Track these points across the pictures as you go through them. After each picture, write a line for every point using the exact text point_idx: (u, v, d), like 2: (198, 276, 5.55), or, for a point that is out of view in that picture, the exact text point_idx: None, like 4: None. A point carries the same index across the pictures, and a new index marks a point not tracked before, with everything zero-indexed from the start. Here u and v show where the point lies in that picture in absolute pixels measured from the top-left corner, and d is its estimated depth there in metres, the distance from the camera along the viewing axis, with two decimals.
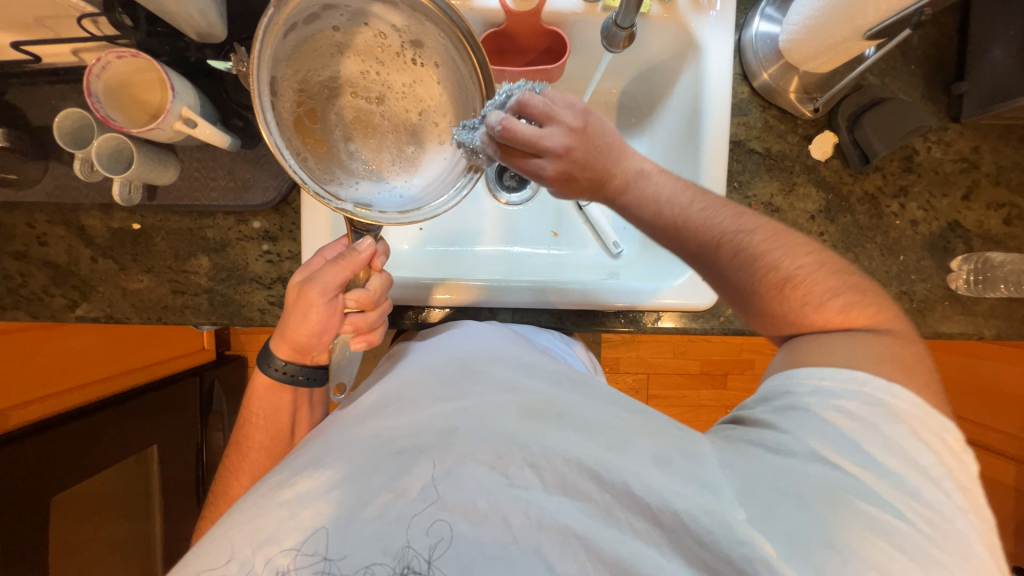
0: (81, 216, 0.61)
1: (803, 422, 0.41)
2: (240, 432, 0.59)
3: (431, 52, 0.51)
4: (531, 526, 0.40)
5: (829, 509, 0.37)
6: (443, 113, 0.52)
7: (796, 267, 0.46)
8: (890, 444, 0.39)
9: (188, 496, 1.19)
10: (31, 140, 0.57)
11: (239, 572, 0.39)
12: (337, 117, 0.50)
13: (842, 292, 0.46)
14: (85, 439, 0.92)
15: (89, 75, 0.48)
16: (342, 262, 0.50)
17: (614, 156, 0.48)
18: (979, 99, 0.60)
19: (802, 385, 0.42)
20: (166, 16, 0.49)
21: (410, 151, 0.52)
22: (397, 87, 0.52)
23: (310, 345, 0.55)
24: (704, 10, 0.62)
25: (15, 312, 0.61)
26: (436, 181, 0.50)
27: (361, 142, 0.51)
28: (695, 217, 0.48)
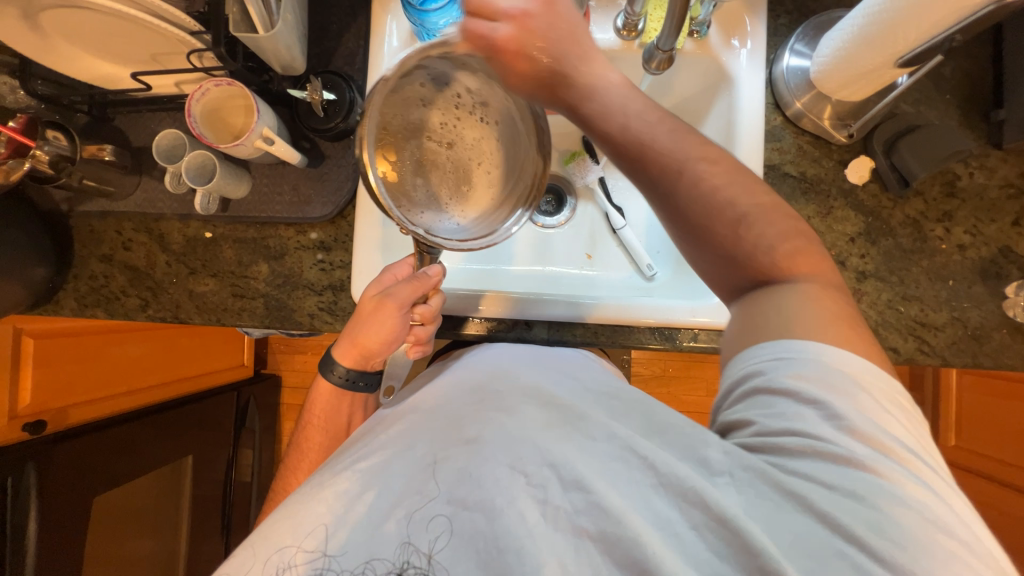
0: (162, 225, 0.68)
1: (773, 408, 0.39)
2: (298, 433, 0.65)
3: (499, 115, 0.53)
4: (547, 525, 0.41)
5: (838, 506, 0.35)
6: (497, 163, 0.53)
7: (751, 206, 0.45)
8: (872, 420, 0.37)
9: (215, 512, 1.20)
10: (131, 157, 0.65)
11: (278, 551, 0.44)
12: (409, 158, 0.51)
13: (792, 238, 0.45)
14: (130, 441, 0.97)
15: (191, 100, 0.57)
16: (414, 281, 0.56)
17: (581, 57, 0.49)
18: (1019, 125, 0.61)
19: (769, 367, 0.40)
20: (260, 51, 0.57)
21: (466, 190, 0.54)
22: (467, 139, 0.53)
23: (375, 351, 0.61)
24: (734, 47, 0.66)
25: (95, 309, 0.68)
26: (488, 217, 0.53)
27: (425, 181, 0.52)
28: (654, 136, 0.47)
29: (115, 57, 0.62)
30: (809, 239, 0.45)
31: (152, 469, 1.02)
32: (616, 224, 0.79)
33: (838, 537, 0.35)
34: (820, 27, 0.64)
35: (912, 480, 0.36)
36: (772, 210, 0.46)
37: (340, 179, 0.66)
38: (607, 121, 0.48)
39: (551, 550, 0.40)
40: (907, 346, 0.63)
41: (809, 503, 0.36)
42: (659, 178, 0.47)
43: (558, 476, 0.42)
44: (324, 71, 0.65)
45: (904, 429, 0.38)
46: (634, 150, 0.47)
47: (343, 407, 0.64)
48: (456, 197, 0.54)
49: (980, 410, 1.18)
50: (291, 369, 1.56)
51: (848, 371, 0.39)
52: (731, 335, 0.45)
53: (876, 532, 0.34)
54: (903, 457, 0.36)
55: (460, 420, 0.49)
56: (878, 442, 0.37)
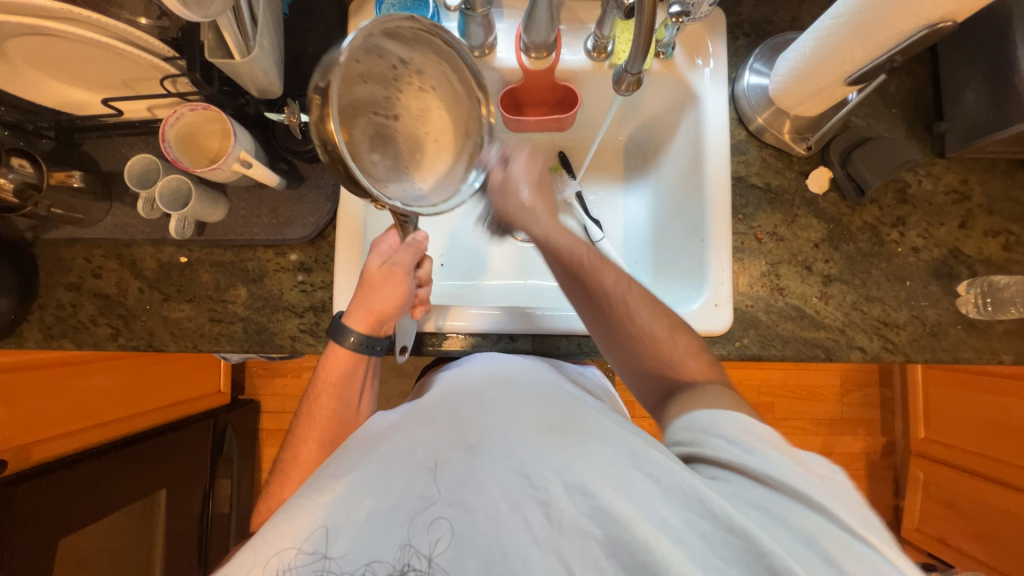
0: (134, 251, 0.66)
1: (711, 468, 0.43)
2: (308, 401, 0.62)
3: (433, 75, 0.55)
4: (551, 529, 0.42)
5: (782, 523, 0.39)
6: (444, 129, 0.57)
7: (662, 328, 0.55)
8: (797, 457, 0.42)
9: (191, 548, 1.15)
10: (101, 183, 0.64)
11: (274, 557, 0.43)
12: (361, 133, 0.51)
13: (697, 356, 0.54)
14: (100, 477, 0.92)
15: (166, 124, 0.56)
16: (412, 247, 0.60)
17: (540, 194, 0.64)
18: (959, 136, 0.66)
19: (699, 437, 0.45)
20: (236, 76, 0.57)
21: (418, 157, 0.56)
22: (413, 110, 0.55)
23: (390, 315, 0.60)
24: (697, 67, 0.70)
25: (62, 340, 0.65)
26: (443, 181, 0.56)
27: (381, 155, 0.53)
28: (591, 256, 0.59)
29: (83, 82, 0.61)
30: (709, 355, 0.55)
31: (122, 506, 0.97)
32: (594, 237, 0.80)
33: (805, 547, 0.37)
34: (776, 48, 0.69)
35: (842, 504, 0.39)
36: (673, 331, 0.55)
37: (319, 200, 0.66)
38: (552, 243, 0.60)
39: (553, 551, 0.41)
40: (873, 345, 0.67)
41: (767, 516, 0.39)
42: (593, 291, 0.56)
43: (561, 479, 0.43)
44: (301, 95, 0.65)
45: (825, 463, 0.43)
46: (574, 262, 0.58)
47: (356, 375, 0.61)
48: (414, 164, 0.56)
49: (946, 402, 1.24)
50: (270, 393, 1.52)
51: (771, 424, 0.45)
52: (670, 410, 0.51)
53: (817, 539, 0.37)
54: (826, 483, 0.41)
55: (459, 427, 0.50)
56: (805, 469, 0.41)
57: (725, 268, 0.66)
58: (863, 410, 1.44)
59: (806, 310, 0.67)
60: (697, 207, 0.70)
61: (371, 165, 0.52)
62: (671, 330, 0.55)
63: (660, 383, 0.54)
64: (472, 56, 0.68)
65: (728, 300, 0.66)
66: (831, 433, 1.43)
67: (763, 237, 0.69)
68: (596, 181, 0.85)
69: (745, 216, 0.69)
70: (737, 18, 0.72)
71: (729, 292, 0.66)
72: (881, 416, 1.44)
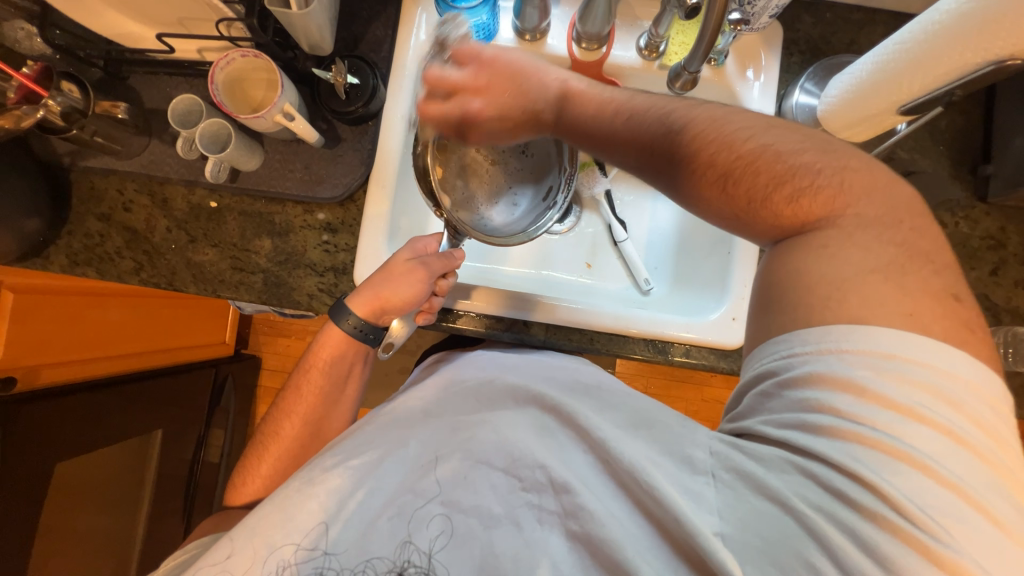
0: (166, 190, 0.67)
1: (779, 408, 0.38)
2: (297, 375, 0.65)
3: (538, 148, 0.66)
4: (543, 527, 0.45)
5: (810, 510, 0.36)
6: (523, 185, 0.67)
7: (767, 145, 0.41)
8: (879, 425, 0.34)
9: (178, 492, 1.16)
10: (142, 118, 0.64)
11: (269, 551, 0.45)
12: (458, 161, 0.65)
13: (822, 174, 0.40)
14: (99, 410, 0.93)
15: (216, 68, 0.57)
16: (445, 259, 0.61)
17: (534, 74, 0.52)
18: (1004, 181, 0.65)
19: (782, 367, 0.38)
20: (290, 26, 0.57)
21: (494, 198, 0.67)
22: (507, 164, 0.67)
23: (394, 309, 0.62)
24: (748, 79, 0.69)
25: (87, 268, 0.66)
26: (506, 222, 0.67)
27: (468, 183, 0.66)
28: (625, 127, 0.47)
29: (139, 15, 0.62)
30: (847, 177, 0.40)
31: (119, 440, 0.98)
32: (618, 236, 0.80)
33: (805, 536, 0.35)
34: (830, 69, 0.68)
35: (917, 496, 0.33)
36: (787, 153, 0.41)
37: (353, 163, 0.66)
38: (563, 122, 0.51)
39: (542, 549, 0.44)
40: None
41: (787, 508, 0.36)
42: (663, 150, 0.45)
43: (548, 480, 0.45)
44: (349, 56, 0.65)
45: (931, 428, 0.33)
46: (625, 138, 0.47)
47: (347, 357, 0.65)
48: (492, 197, 0.67)
49: None
50: (272, 352, 1.53)
51: (872, 362, 0.35)
52: (753, 315, 0.42)
53: (846, 534, 0.34)
54: (908, 462, 0.33)
55: (456, 424, 0.52)
56: (880, 446, 0.34)
57: (748, 283, 0.67)
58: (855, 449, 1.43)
59: None
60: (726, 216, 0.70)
61: (455, 186, 0.65)
62: (785, 164, 0.40)
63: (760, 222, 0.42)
64: (523, 38, 0.68)
65: (746, 316, 0.66)
66: None
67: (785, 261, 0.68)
68: (627, 182, 0.84)
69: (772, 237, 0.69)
70: (795, 34, 0.71)
71: (748, 309, 0.66)
72: None
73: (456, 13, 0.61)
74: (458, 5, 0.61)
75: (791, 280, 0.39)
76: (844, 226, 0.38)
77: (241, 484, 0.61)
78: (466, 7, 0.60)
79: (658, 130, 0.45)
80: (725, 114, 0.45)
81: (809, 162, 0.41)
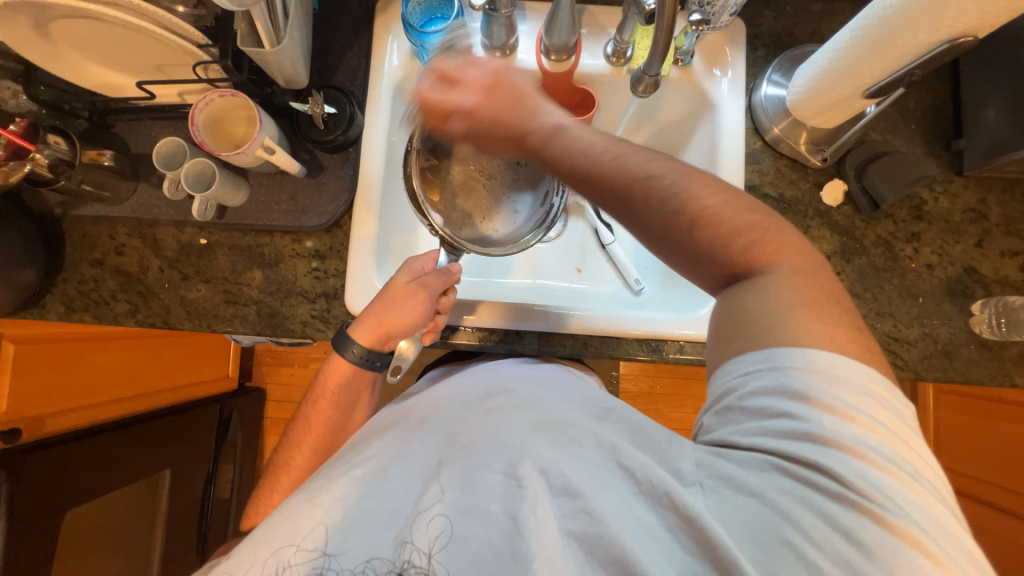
0: (156, 231, 0.68)
1: (742, 419, 0.39)
2: (305, 407, 0.66)
3: (530, 158, 0.66)
4: (538, 524, 0.43)
5: (789, 502, 0.36)
6: (518, 196, 0.68)
7: (704, 203, 0.43)
8: (827, 425, 0.36)
9: (190, 531, 1.16)
10: (129, 163, 0.66)
11: (274, 555, 0.46)
12: (450, 180, 0.66)
13: (746, 229, 0.42)
14: (108, 454, 0.94)
15: (196, 109, 0.59)
16: (443, 275, 0.62)
17: (530, 112, 0.48)
18: (978, 154, 0.65)
19: (741, 382, 0.39)
20: (265, 64, 0.59)
21: (489, 210, 0.68)
22: (501, 178, 0.67)
23: (398, 332, 0.63)
24: (716, 76, 0.71)
25: (83, 314, 0.67)
26: (508, 234, 0.68)
27: (462, 200, 0.67)
28: (607, 163, 0.45)
29: (120, 65, 0.64)
30: (771, 222, 0.43)
31: (127, 483, 0.98)
32: (605, 240, 0.81)
33: (786, 521, 0.36)
34: (795, 59, 0.69)
35: (863, 479, 0.35)
36: (733, 207, 0.43)
37: (337, 190, 0.68)
38: (562, 144, 0.47)
39: (542, 545, 0.42)
40: (882, 360, 0.66)
41: (767, 500, 0.37)
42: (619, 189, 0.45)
43: (547, 480, 0.44)
44: (325, 87, 0.67)
45: (868, 425, 0.36)
46: (593, 174, 0.46)
47: (353, 388, 0.65)
48: (494, 211, 0.68)
49: (957, 429, 1.22)
50: (276, 382, 1.53)
51: (808, 369, 0.37)
52: (714, 341, 0.44)
53: (825, 522, 0.35)
54: (851, 455, 0.36)
55: (454, 432, 0.53)
56: (832, 444, 0.36)
57: None
58: None
59: None
60: None
61: (451, 206, 0.66)
62: (710, 218, 0.43)
63: (718, 272, 0.44)
64: (493, 56, 0.70)
65: None
66: None
67: None
68: None
69: None
70: (758, 29, 0.73)
71: None
72: None
73: (426, 38, 0.62)
74: (427, 31, 0.63)
75: (736, 318, 0.42)
76: (784, 270, 0.41)
77: (253, 518, 0.62)
78: (435, 31, 0.62)
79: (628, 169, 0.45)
80: (682, 167, 0.45)
81: (730, 213, 0.43)
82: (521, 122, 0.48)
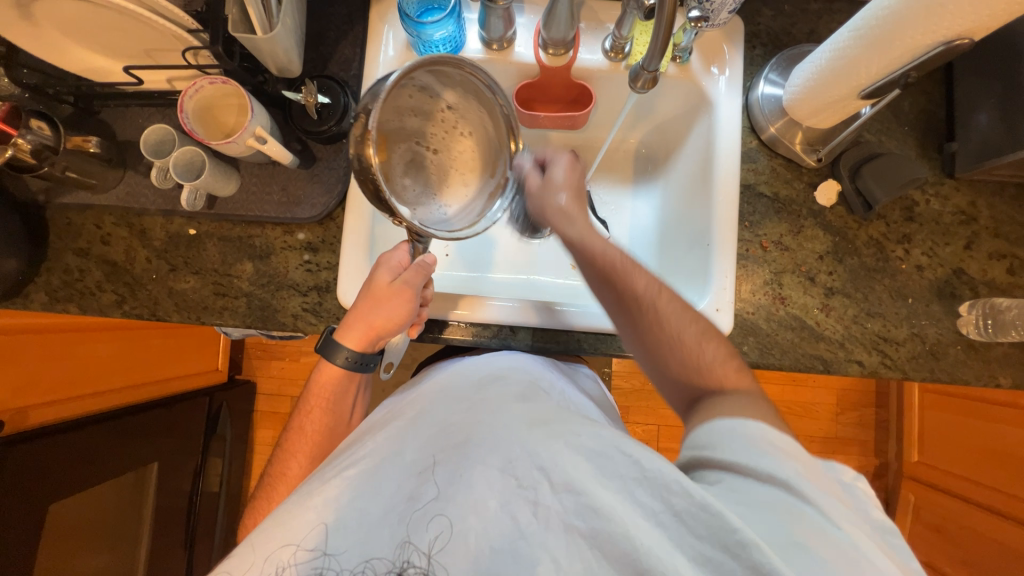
0: (143, 220, 0.67)
1: (734, 455, 0.42)
2: (297, 416, 0.64)
3: (476, 126, 0.63)
4: (540, 525, 0.43)
5: (785, 514, 0.37)
6: (470, 170, 0.65)
7: (692, 331, 0.52)
8: (805, 465, 0.40)
9: (178, 525, 1.14)
10: (116, 150, 0.64)
11: (271, 560, 0.45)
12: (399, 158, 0.59)
13: (726, 355, 0.51)
14: (93, 448, 0.92)
15: (184, 96, 0.57)
16: (422, 268, 0.60)
17: (575, 213, 0.60)
18: (970, 157, 0.66)
19: (732, 431, 0.43)
20: (257, 52, 0.57)
21: (434, 184, 0.64)
22: (449, 152, 0.64)
23: (383, 331, 0.61)
24: (713, 74, 0.70)
25: (67, 304, 0.66)
26: (464, 212, 0.64)
27: (411, 179, 0.62)
28: (624, 273, 0.54)
29: (107, 49, 0.62)
30: (742, 360, 0.52)
31: (112, 477, 0.96)
32: None
33: (793, 522, 0.37)
34: (792, 59, 0.69)
35: (833, 501, 0.38)
36: (710, 333, 0.52)
37: (330, 182, 0.67)
38: (582, 243, 0.57)
39: (543, 545, 0.42)
40: (871, 359, 0.67)
41: (764, 507, 0.38)
42: (624, 295, 0.53)
43: (548, 478, 0.44)
44: (319, 76, 0.66)
45: (827, 472, 0.41)
46: (609, 273, 0.54)
47: (347, 392, 0.65)
48: (442, 187, 0.64)
49: (942, 428, 1.25)
50: (267, 375, 1.52)
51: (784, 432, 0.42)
52: (696, 417, 0.48)
53: (820, 533, 0.36)
54: (818, 483, 0.39)
55: (446, 428, 0.53)
56: (810, 473, 0.40)
57: (729, 274, 0.67)
58: (858, 431, 1.45)
59: (807, 321, 0.68)
60: (705, 209, 0.70)
61: (402, 188, 0.60)
62: (694, 347, 0.51)
63: (695, 391, 0.51)
64: (491, 48, 0.69)
65: (729, 306, 0.66)
66: (824, 451, 1.43)
67: (768, 246, 0.69)
68: (606, 181, 0.85)
69: (751, 224, 0.69)
70: (756, 27, 0.73)
71: (730, 297, 0.66)
72: (877, 437, 1.44)
73: (423, 29, 0.61)
74: (423, 21, 0.61)
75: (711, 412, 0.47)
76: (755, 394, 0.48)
77: (250, 524, 0.61)
78: (432, 22, 0.61)
79: (635, 289, 0.53)
80: (679, 303, 0.53)
81: (708, 344, 0.51)
82: (567, 211, 0.60)
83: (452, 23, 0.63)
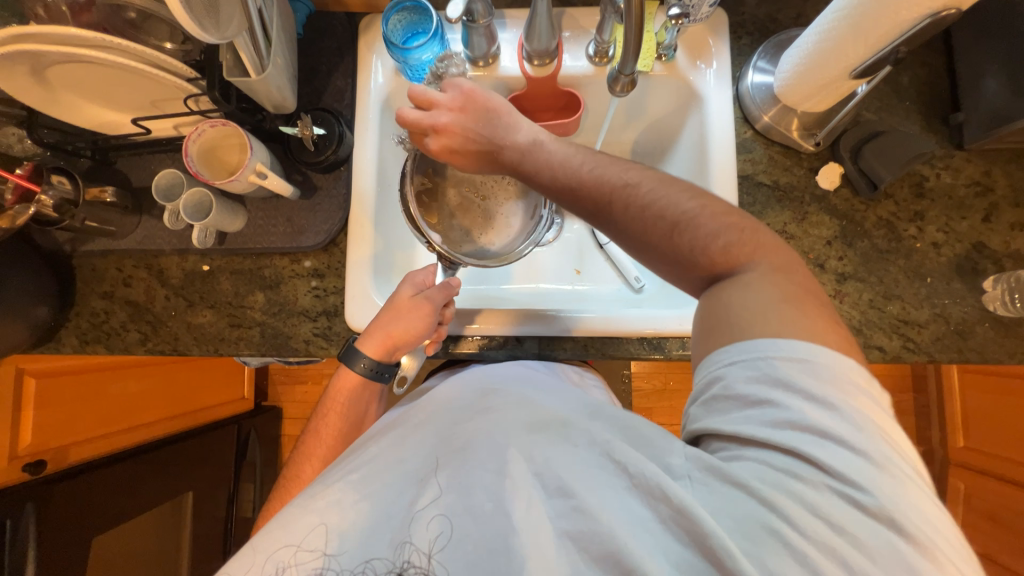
0: (161, 261, 0.70)
1: (724, 407, 0.40)
2: (316, 419, 0.66)
3: (518, 175, 0.72)
4: (534, 526, 0.43)
5: (770, 490, 0.36)
6: (512, 212, 0.73)
7: (685, 208, 0.46)
8: (805, 414, 0.36)
9: (214, 552, 1.17)
10: (131, 197, 0.68)
11: (275, 561, 0.47)
12: (451, 203, 0.72)
13: (726, 232, 0.45)
14: (130, 480, 0.96)
15: (189, 140, 0.60)
16: (445, 288, 0.64)
17: (501, 133, 0.55)
18: (978, 126, 0.64)
19: (724, 372, 0.40)
20: (252, 93, 0.60)
21: (479, 224, 0.73)
22: (495, 196, 0.73)
23: (403, 345, 0.63)
24: (700, 68, 0.70)
25: (96, 346, 0.69)
26: (506, 245, 0.71)
27: (460, 220, 0.72)
28: (587, 178, 0.50)
29: (118, 105, 0.66)
30: (745, 225, 0.46)
31: (149, 509, 1.00)
32: (601, 240, 0.82)
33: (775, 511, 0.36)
34: (780, 45, 0.68)
35: (839, 461, 0.35)
36: (709, 211, 0.46)
37: (331, 209, 0.69)
38: (535, 160, 0.54)
39: (535, 545, 0.42)
40: (893, 344, 0.64)
41: (749, 487, 0.37)
42: (602, 198, 0.49)
43: (541, 481, 0.44)
44: (314, 109, 0.69)
45: (849, 414, 0.36)
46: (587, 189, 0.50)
47: (363, 398, 0.66)
48: (486, 226, 0.73)
49: (985, 409, 1.18)
50: (291, 400, 1.56)
51: (788, 359, 0.38)
52: (698, 338, 0.44)
53: (810, 509, 0.35)
54: (828, 440, 0.36)
55: (450, 432, 0.53)
56: (813, 430, 0.36)
57: None
58: (895, 418, 1.39)
59: None
60: None
61: (451, 226, 0.72)
62: (692, 228, 0.45)
63: (699, 271, 0.45)
64: (476, 65, 0.70)
65: None
66: None
67: (772, 235, 0.68)
68: None
69: (753, 215, 0.68)
70: (740, 17, 0.72)
71: None
72: (916, 423, 1.38)
73: (408, 54, 0.63)
74: (408, 46, 0.63)
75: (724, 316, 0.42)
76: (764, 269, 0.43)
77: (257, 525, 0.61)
78: (417, 46, 0.63)
79: (609, 180, 0.49)
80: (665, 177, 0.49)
81: (724, 234, 0.45)
82: (496, 140, 0.56)
83: (435, 46, 0.65)
